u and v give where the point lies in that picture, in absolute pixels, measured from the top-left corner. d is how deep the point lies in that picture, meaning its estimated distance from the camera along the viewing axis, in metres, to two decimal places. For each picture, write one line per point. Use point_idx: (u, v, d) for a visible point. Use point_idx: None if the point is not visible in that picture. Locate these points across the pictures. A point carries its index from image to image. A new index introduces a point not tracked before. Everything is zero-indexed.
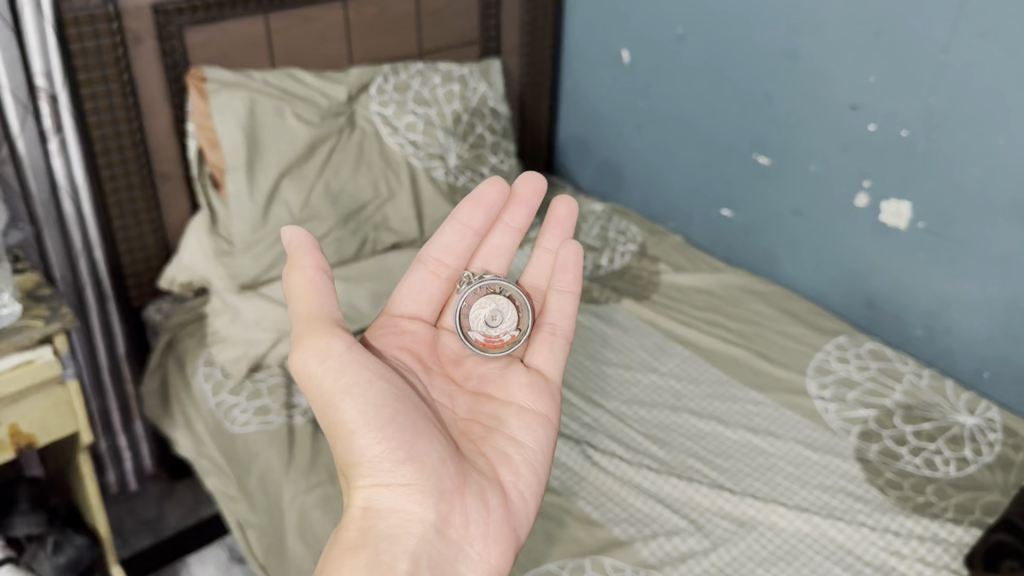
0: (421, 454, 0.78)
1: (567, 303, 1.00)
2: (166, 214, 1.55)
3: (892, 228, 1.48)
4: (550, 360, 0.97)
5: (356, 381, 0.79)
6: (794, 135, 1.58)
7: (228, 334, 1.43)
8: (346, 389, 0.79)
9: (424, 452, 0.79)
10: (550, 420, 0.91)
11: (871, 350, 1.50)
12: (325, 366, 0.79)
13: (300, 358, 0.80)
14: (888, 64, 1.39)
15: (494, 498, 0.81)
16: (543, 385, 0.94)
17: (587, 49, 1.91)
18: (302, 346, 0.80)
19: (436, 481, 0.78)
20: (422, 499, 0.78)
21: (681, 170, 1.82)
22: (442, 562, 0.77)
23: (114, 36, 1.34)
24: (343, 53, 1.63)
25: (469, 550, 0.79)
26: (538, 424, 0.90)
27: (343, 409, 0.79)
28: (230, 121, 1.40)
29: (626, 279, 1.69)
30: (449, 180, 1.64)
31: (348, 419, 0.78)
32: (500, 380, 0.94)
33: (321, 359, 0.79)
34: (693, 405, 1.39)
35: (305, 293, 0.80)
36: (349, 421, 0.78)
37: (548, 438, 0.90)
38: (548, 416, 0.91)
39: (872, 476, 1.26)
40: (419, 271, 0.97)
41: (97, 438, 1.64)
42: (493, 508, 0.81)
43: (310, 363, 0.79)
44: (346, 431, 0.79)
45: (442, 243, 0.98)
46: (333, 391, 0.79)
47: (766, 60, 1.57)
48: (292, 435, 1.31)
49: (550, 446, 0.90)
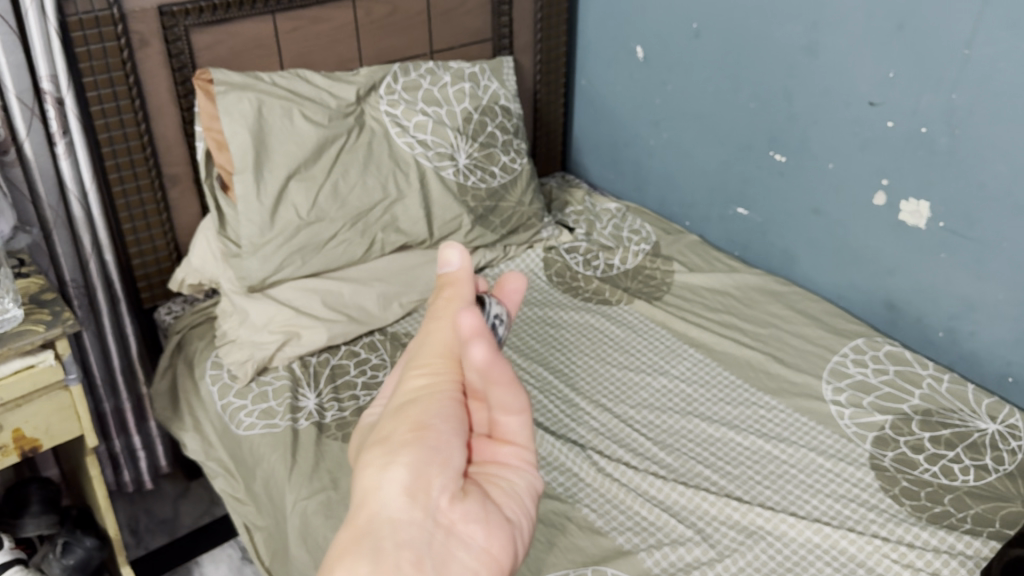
0: (446, 446, 0.50)
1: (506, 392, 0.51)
2: (176, 216, 1.56)
3: (912, 227, 1.44)
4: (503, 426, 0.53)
5: (434, 390, 0.53)
6: (810, 133, 1.54)
7: (236, 336, 1.43)
8: (410, 390, 0.53)
9: (450, 451, 0.50)
10: (530, 462, 0.53)
11: (890, 354, 1.46)
12: (430, 380, 0.53)
13: (410, 373, 0.54)
14: (908, 59, 1.34)
15: (495, 509, 0.50)
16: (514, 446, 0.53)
17: (603, 45, 1.88)
18: (419, 360, 0.55)
19: (447, 475, 0.49)
20: (427, 491, 0.48)
21: (697, 168, 1.78)
22: (432, 563, 0.46)
23: (119, 39, 1.34)
24: (352, 53, 1.62)
25: (466, 554, 0.47)
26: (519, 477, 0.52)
27: (400, 407, 0.53)
28: (238, 123, 1.39)
29: (639, 280, 1.66)
30: (459, 180, 1.61)
31: (397, 417, 0.52)
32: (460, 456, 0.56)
33: (430, 372, 0.54)
34: (704, 410, 1.36)
35: (450, 320, 0.55)
36: (400, 421, 0.52)
37: (532, 480, 0.53)
38: (531, 465, 0.53)
39: (887, 485, 1.23)
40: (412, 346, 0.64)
41: (111, 439, 1.65)
42: (506, 538, 0.49)
43: (421, 377, 0.54)
44: (388, 426, 0.52)
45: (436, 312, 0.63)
46: (405, 394, 0.53)
47: (784, 55, 1.53)
48: (296, 438, 1.29)
49: (536, 494, 0.53)
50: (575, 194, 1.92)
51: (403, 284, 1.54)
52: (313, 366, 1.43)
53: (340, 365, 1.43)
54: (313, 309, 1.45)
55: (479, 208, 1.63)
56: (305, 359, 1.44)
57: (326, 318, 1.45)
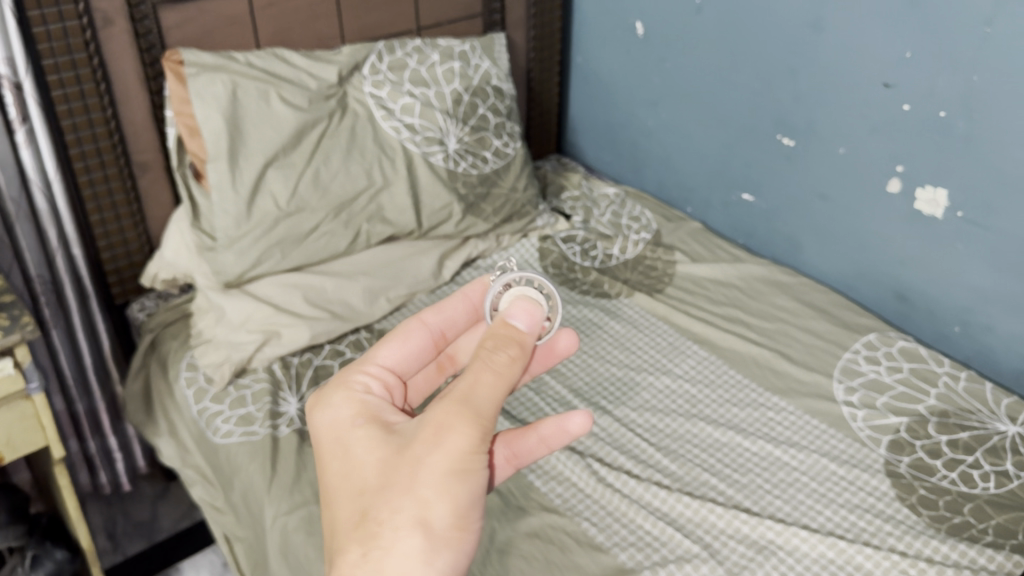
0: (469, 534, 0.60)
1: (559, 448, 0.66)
2: (148, 206, 1.47)
3: (928, 217, 1.36)
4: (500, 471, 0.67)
5: (475, 473, 0.59)
6: (821, 107, 1.43)
7: (213, 336, 1.35)
8: (456, 464, 0.58)
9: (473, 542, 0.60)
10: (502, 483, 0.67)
11: (903, 350, 1.38)
12: (474, 456, 0.59)
13: (458, 429, 0.58)
14: (925, 37, 1.25)
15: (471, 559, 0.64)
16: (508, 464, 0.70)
17: (598, 20, 1.76)
18: (473, 416, 0.59)
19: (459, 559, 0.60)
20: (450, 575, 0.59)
21: (697, 152, 1.68)
22: None
23: (81, 18, 1.23)
24: (334, 32, 1.52)
25: None
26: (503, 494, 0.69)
27: (439, 477, 0.58)
28: (210, 106, 1.31)
29: (640, 270, 1.58)
30: (449, 166, 1.52)
31: (442, 501, 0.58)
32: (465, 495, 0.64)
33: (478, 445, 0.59)
34: (709, 412, 1.28)
35: (501, 377, 0.61)
36: (446, 506, 0.58)
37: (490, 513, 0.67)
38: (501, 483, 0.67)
39: (903, 493, 1.16)
40: (418, 336, 0.73)
41: (85, 440, 1.56)
42: None
43: (473, 445, 0.59)
44: (431, 489, 0.58)
45: (445, 313, 0.75)
46: (452, 462, 0.58)
47: (790, 30, 1.42)
48: (276, 446, 1.21)
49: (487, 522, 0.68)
50: (572, 178, 1.83)
51: (389, 278, 1.45)
52: (294, 367, 1.34)
53: (324, 366, 1.34)
54: (294, 306, 1.36)
55: (470, 196, 1.54)
56: (286, 359, 1.35)
57: (308, 316, 1.36)
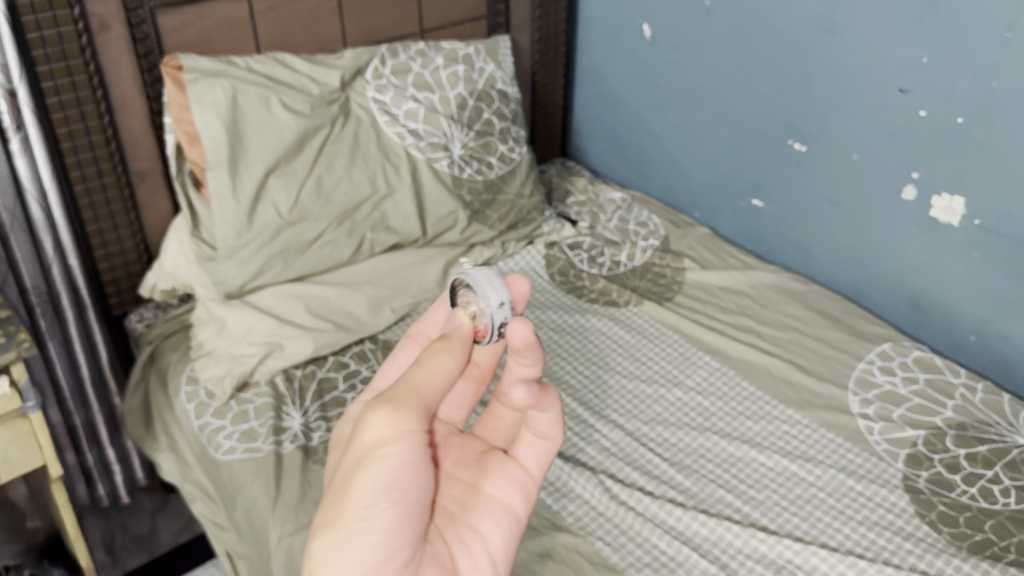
0: (405, 501, 0.62)
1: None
2: (146, 215, 1.43)
3: (944, 224, 1.33)
4: (534, 449, 0.75)
5: (389, 448, 0.62)
6: (833, 116, 1.40)
7: (213, 348, 1.32)
8: (370, 442, 0.62)
9: (396, 534, 0.62)
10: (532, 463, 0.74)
11: (918, 360, 1.36)
12: (387, 431, 0.62)
13: (372, 416, 0.62)
14: (943, 41, 1.22)
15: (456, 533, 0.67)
16: (522, 471, 0.74)
17: (604, 21, 1.73)
18: (385, 401, 0.63)
19: (395, 529, 0.62)
20: (396, 534, 0.62)
21: (706, 157, 1.65)
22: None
23: (77, 23, 1.20)
24: (336, 35, 1.48)
25: None
26: (512, 505, 0.73)
27: (361, 459, 0.62)
28: (210, 113, 1.27)
29: (648, 278, 1.55)
30: (453, 172, 1.49)
31: (359, 474, 0.62)
32: (479, 466, 0.75)
33: (389, 421, 0.62)
34: (723, 426, 1.25)
35: (431, 367, 0.64)
36: (362, 478, 0.61)
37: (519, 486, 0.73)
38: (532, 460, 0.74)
39: (923, 510, 1.13)
40: (409, 349, 0.78)
41: (82, 452, 1.53)
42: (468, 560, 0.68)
43: (383, 426, 0.62)
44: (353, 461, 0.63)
45: (433, 321, 0.79)
46: (369, 439, 0.62)
47: (802, 34, 1.39)
48: (280, 463, 1.18)
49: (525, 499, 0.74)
50: (577, 183, 1.80)
51: (393, 287, 1.42)
52: (297, 380, 1.31)
53: (327, 379, 1.31)
54: (297, 317, 1.33)
55: (475, 202, 1.51)
56: (289, 372, 1.32)
57: (311, 328, 1.33)
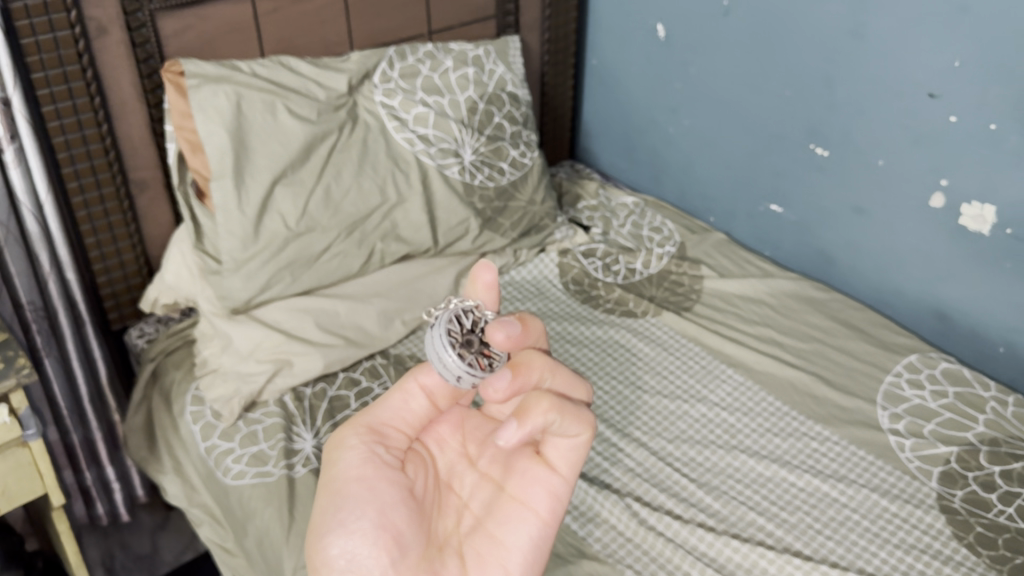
0: (368, 503, 0.72)
1: (536, 414, 0.70)
2: (147, 226, 1.38)
3: (973, 233, 1.29)
4: (562, 448, 0.75)
5: (343, 462, 0.74)
6: (856, 121, 1.36)
7: (219, 365, 1.27)
8: (332, 463, 0.75)
9: (359, 544, 0.71)
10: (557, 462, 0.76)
11: (947, 372, 1.32)
12: (341, 450, 0.75)
13: (331, 443, 0.76)
14: (976, 45, 1.18)
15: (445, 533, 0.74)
16: (550, 473, 0.75)
17: (615, 21, 1.68)
18: (343, 428, 0.77)
19: (365, 527, 0.71)
20: (366, 532, 0.71)
21: (721, 161, 1.61)
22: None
23: (74, 27, 1.15)
24: (342, 37, 1.43)
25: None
26: (534, 507, 0.75)
27: (323, 484, 0.75)
28: (214, 120, 1.22)
29: (665, 287, 1.51)
30: (465, 179, 1.44)
31: (324, 490, 0.74)
32: (507, 466, 0.78)
33: (342, 443, 0.76)
34: (750, 444, 1.21)
35: (386, 399, 0.79)
36: (327, 492, 0.74)
37: (542, 487, 0.75)
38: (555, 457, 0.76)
39: (960, 532, 1.10)
40: None
41: (81, 471, 1.47)
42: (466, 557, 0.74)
43: (338, 447, 0.76)
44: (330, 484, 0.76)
45: None
46: (331, 461, 0.75)
47: (825, 36, 1.35)
48: (293, 489, 1.13)
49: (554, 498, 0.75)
50: (587, 186, 1.75)
51: (405, 299, 1.37)
52: (307, 400, 1.25)
53: (338, 398, 1.26)
54: (306, 332, 1.28)
55: (487, 210, 1.46)
56: (298, 391, 1.27)
57: (321, 343, 1.28)
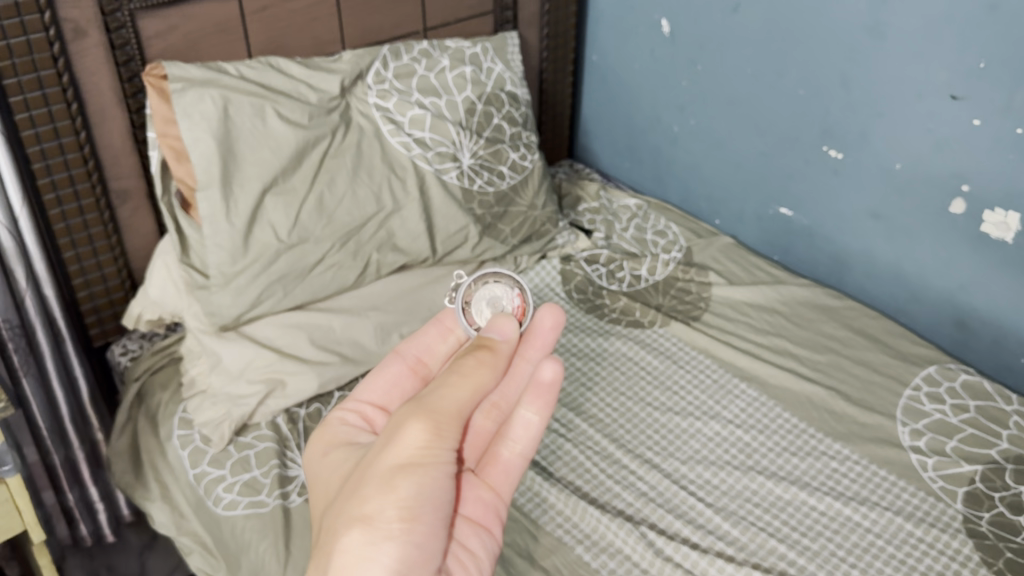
0: (437, 511, 0.60)
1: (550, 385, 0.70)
2: (129, 238, 1.32)
3: (996, 240, 1.24)
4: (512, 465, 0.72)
5: (432, 459, 0.60)
6: (873, 123, 1.31)
7: (208, 386, 1.20)
8: (406, 452, 0.60)
9: (432, 546, 0.60)
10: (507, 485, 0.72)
11: (967, 384, 1.27)
12: (431, 441, 0.60)
13: (415, 424, 0.60)
14: (1002, 46, 1.12)
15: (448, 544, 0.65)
16: (494, 493, 0.71)
17: (617, 16, 1.61)
18: (423, 413, 0.61)
19: (430, 538, 0.60)
20: (429, 544, 0.60)
21: (729, 162, 1.55)
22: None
23: (48, 30, 1.07)
24: (335, 36, 1.36)
25: None
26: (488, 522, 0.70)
27: (392, 471, 0.59)
28: (200, 127, 1.14)
29: (671, 294, 1.45)
30: (463, 184, 1.38)
31: (404, 482, 0.59)
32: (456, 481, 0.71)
33: (433, 428, 0.61)
34: (766, 464, 1.16)
35: (474, 382, 0.63)
36: (408, 485, 0.59)
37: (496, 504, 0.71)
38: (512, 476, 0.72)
39: (989, 557, 1.05)
40: (395, 364, 0.78)
41: (63, 493, 1.39)
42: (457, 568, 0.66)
43: (427, 436, 0.60)
44: (381, 472, 0.60)
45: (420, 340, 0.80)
46: (408, 449, 0.60)
47: (841, 34, 1.29)
48: (289, 521, 1.08)
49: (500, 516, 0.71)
50: (588, 187, 1.68)
51: (403, 312, 1.30)
52: (302, 422, 1.19)
53: None
54: (299, 350, 1.21)
55: (486, 216, 1.40)
56: (291, 412, 1.21)
57: (316, 361, 1.21)
